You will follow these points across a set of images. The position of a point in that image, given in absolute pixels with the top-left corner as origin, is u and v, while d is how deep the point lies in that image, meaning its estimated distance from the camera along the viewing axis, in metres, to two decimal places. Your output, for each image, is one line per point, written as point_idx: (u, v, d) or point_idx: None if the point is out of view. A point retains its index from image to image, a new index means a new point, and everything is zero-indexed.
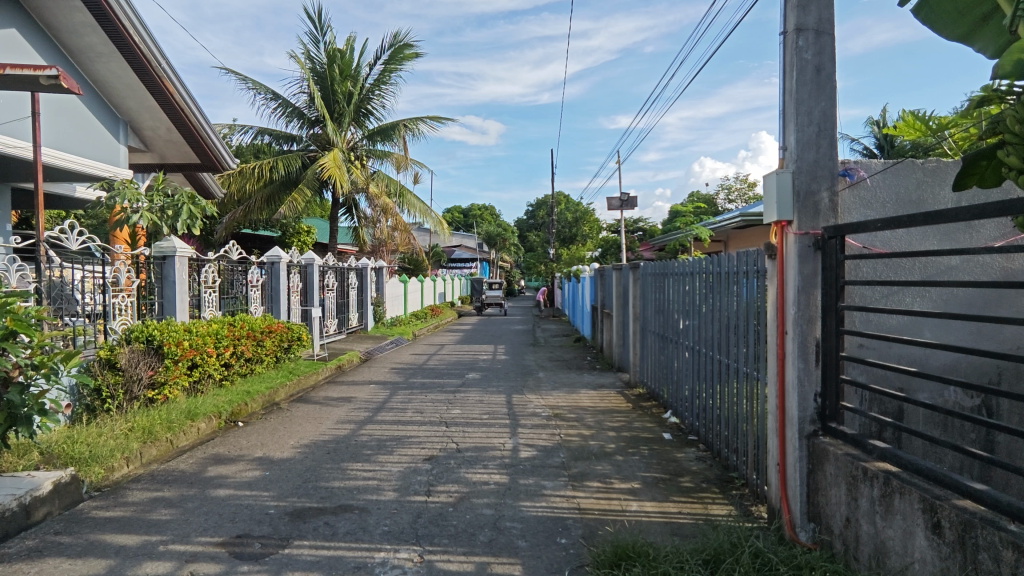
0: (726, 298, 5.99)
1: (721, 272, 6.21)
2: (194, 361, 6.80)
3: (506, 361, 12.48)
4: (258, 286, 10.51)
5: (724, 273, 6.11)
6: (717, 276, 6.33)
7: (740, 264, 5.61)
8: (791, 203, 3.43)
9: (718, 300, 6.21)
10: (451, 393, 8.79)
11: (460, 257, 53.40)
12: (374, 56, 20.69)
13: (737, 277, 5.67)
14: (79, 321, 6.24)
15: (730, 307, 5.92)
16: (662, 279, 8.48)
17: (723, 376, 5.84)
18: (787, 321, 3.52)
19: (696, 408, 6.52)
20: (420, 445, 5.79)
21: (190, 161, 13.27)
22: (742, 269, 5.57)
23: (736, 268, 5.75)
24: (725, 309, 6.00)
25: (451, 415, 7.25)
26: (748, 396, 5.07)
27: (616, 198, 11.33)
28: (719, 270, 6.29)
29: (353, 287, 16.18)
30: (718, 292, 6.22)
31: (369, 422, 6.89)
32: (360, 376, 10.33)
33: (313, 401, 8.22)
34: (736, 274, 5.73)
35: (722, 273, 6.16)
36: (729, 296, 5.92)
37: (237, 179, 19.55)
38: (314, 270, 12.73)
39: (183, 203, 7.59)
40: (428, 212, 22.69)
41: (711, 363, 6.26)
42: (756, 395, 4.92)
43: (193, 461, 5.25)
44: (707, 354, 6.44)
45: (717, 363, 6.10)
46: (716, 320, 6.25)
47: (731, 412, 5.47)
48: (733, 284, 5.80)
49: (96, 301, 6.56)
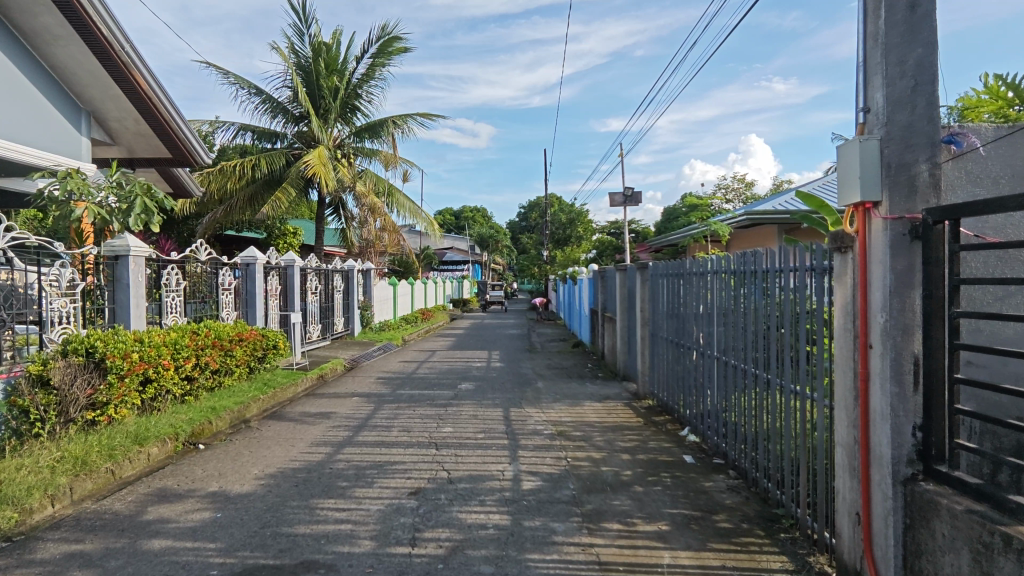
0: (751, 300, 5.27)
1: (744, 271, 5.50)
2: (147, 376, 5.95)
3: (501, 369, 11.69)
4: (232, 290, 9.64)
5: (748, 273, 5.40)
6: (737, 275, 5.62)
7: (769, 261, 4.89)
8: (878, 178, 2.66)
9: (745, 303, 5.42)
10: (442, 407, 7.97)
11: (452, 260, 52.60)
12: (362, 49, 19.90)
13: (765, 277, 4.96)
14: (29, 329, 5.56)
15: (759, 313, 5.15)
16: (674, 280, 7.73)
17: (751, 389, 5.12)
18: (872, 332, 2.73)
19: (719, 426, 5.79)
20: (406, 476, 4.96)
21: (160, 155, 12.41)
22: (773, 267, 4.84)
23: (763, 267, 5.03)
24: (752, 312, 5.27)
25: (443, 434, 6.44)
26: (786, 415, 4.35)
27: (619, 194, 10.56)
28: (741, 270, 5.57)
29: (338, 291, 15.32)
30: (745, 294, 5.44)
31: (349, 444, 6.06)
32: (343, 388, 9.50)
33: (287, 418, 7.38)
34: (763, 274, 5.01)
35: (746, 273, 5.45)
36: (755, 298, 5.21)
37: (216, 178, 18.69)
38: (296, 273, 11.89)
39: (138, 195, 6.75)
40: (419, 212, 21.86)
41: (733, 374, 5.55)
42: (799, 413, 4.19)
43: (132, 500, 4.40)
44: (731, 363, 5.71)
45: (743, 374, 5.37)
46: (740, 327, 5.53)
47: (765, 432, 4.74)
48: (764, 285, 5.02)
49: (49, 306, 5.82)
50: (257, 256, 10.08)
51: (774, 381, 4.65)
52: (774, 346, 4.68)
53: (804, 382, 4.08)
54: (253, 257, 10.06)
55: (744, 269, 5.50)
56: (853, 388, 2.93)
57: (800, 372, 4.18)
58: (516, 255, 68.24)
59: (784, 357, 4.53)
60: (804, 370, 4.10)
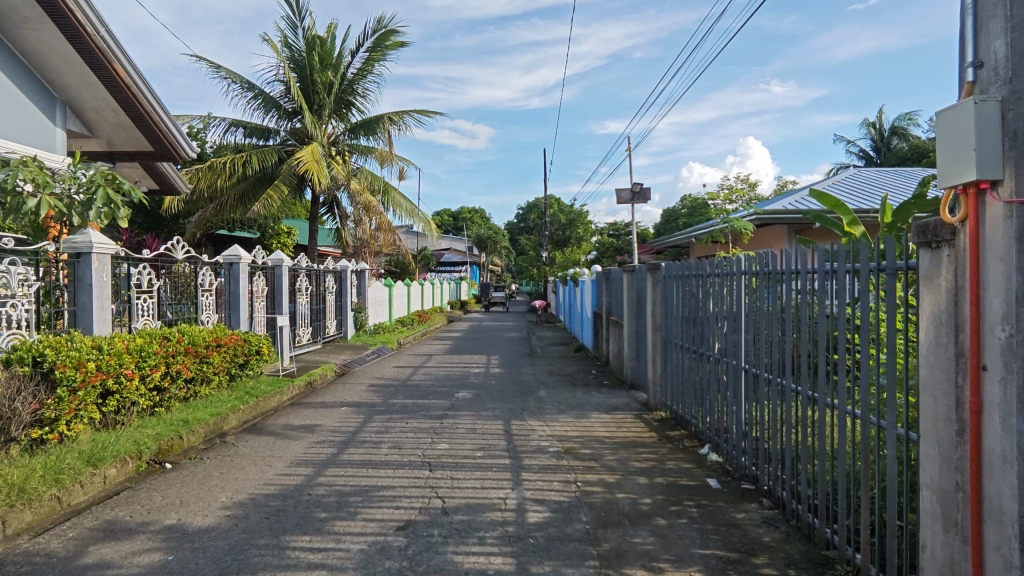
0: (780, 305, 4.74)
1: (768, 273, 4.97)
2: (106, 388, 5.32)
3: (501, 375, 11.08)
4: (213, 292, 9.00)
5: (773, 275, 4.86)
6: (760, 278, 5.09)
7: (802, 262, 4.36)
8: (1000, 150, 2.16)
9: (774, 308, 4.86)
10: (437, 419, 7.34)
11: (450, 262, 52.01)
12: (357, 43, 19.30)
13: (797, 279, 4.42)
14: None
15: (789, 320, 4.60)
16: (686, 282, 7.18)
17: (783, 405, 4.56)
18: (984, 350, 2.20)
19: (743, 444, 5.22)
20: (394, 506, 4.34)
21: (141, 149, 11.79)
22: (806, 269, 4.31)
23: (793, 268, 4.51)
24: (782, 318, 4.73)
25: (438, 452, 5.81)
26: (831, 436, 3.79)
27: (626, 190, 9.96)
28: (765, 271, 5.04)
29: (330, 292, 14.69)
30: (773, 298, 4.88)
31: (332, 464, 5.42)
32: (332, 396, 8.88)
33: (268, 431, 6.76)
34: (794, 276, 4.47)
35: (772, 275, 4.92)
36: (784, 303, 4.67)
37: (206, 175, 18.08)
38: (284, 273, 11.26)
39: (98, 184, 5.97)
40: (415, 212, 21.23)
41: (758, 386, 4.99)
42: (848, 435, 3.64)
43: (73, 536, 3.77)
44: (757, 374, 5.16)
45: (771, 387, 4.82)
46: (765, 334, 4.98)
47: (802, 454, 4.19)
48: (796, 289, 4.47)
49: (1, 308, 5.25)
50: (241, 255, 9.45)
51: (812, 396, 4.10)
52: (811, 356, 4.13)
53: (855, 401, 3.53)
54: (237, 256, 9.42)
55: (768, 271, 4.97)
56: (951, 417, 2.37)
57: (847, 388, 3.64)
58: (514, 257, 67.62)
59: (825, 370, 3.99)
60: (854, 386, 3.55)
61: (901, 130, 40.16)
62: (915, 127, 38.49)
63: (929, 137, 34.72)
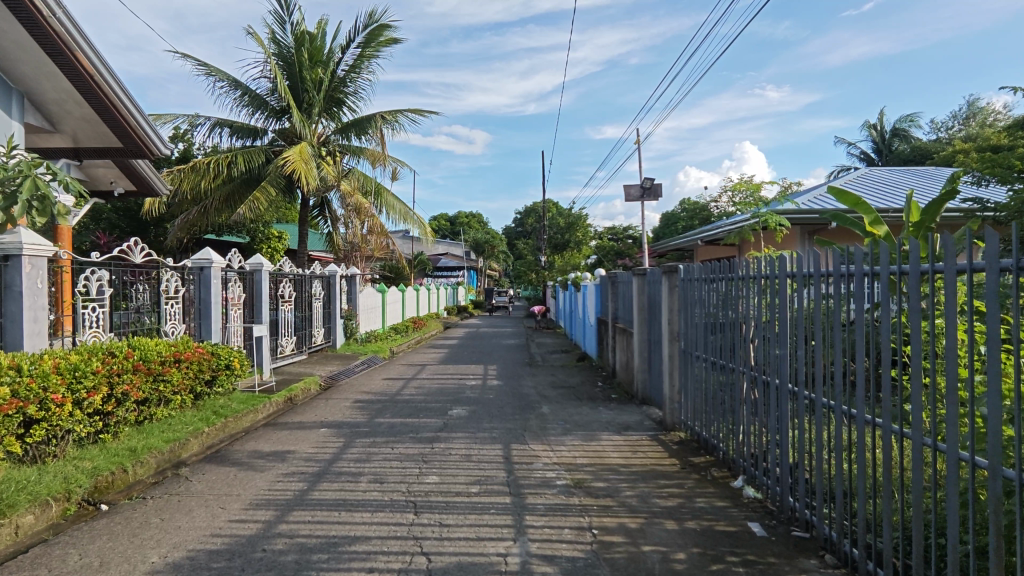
0: (838, 311, 3.99)
1: (808, 277, 4.34)
2: (26, 416, 4.49)
3: (499, 388, 10.22)
4: (180, 300, 8.11)
5: (816, 279, 4.23)
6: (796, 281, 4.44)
7: (861, 263, 3.74)
8: None
9: (827, 314, 4.12)
10: (427, 444, 6.44)
11: (446, 268, 51.19)
12: (348, 38, 18.51)
13: (851, 283, 3.81)
14: None
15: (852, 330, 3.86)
16: (702, 287, 6.49)
17: (846, 434, 3.85)
18: None
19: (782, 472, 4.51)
20: (367, 568, 3.47)
21: (110, 145, 10.96)
22: (866, 271, 3.71)
23: (846, 271, 3.89)
24: (839, 327, 3.99)
25: (425, 489, 4.92)
26: (922, 474, 3.15)
27: (635, 185, 9.13)
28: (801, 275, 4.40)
29: (317, 298, 13.83)
30: (826, 303, 4.13)
31: (299, 505, 4.53)
32: (312, 414, 8.01)
33: (232, 459, 5.88)
34: (864, 277, 3.72)
35: (813, 279, 4.29)
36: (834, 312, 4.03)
37: (188, 177, 17.23)
38: (265, 278, 10.38)
39: (25, 173, 5.02)
40: (409, 214, 20.39)
41: (801, 407, 4.32)
42: (955, 476, 2.98)
43: None
44: (800, 392, 4.42)
45: (824, 410, 4.09)
46: (808, 346, 4.34)
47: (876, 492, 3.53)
48: (864, 293, 3.72)
49: None
50: (213, 259, 8.57)
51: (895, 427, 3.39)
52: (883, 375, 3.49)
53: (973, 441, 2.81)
54: (208, 259, 8.54)
55: (808, 274, 4.33)
56: None
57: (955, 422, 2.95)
58: (512, 262, 66.66)
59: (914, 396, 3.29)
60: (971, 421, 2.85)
61: (903, 131, 39.44)
62: (917, 128, 37.78)
63: (933, 138, 34.07)
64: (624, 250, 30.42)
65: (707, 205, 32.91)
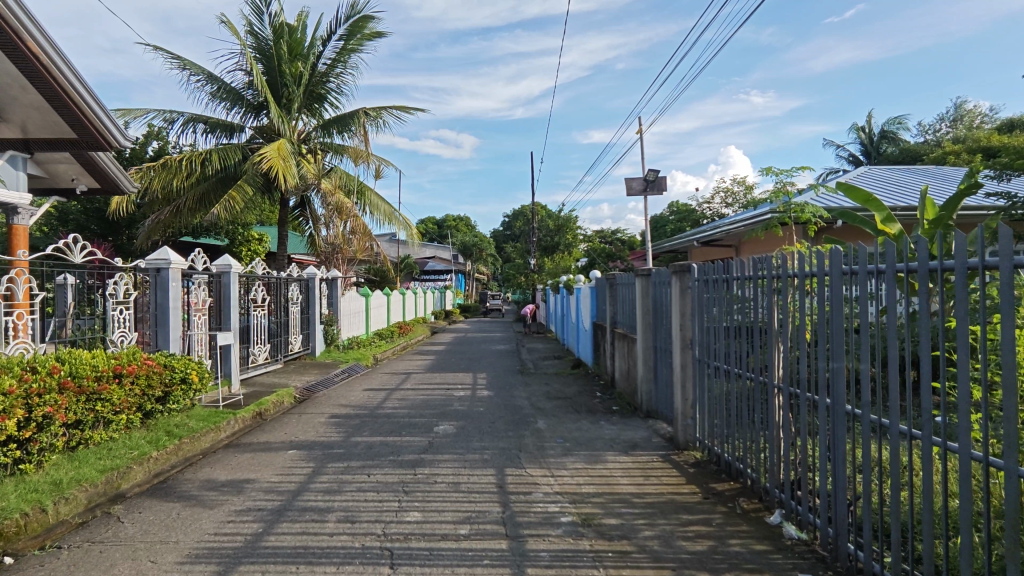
0: (883, 314, 3.45)
1: (853, 275, 3.69)
2: None
3: (490, 400, 9.42)
4: (132, 305, 7.21)
5: (864, 276, 3.59)
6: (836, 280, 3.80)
7: (910, 258, 3.25)
8: None
9: (870, 318, 3.56)
10: (409, 469, 5.62)
11: (434, 271, 50.30)
12: (330, 31, 17.69)
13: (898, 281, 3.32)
14: None
15: (905, 337, 3.31)
16: (715, 290, 5.81)
17: (904, 456, 3.27)
18: None
19: (825, 504, 3.85)
20: None
21: (64, 135, 10.06)
22: (922, 266, 3.20)
23: (884, 268, 3.41)
24: (888, 334, 3.44)
25: (404, 531, 4.10)
26: (1016, 505, 2.60)
27: (638, 179, 8.40)
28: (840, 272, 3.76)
29: (295, 303, 12.94)
30: (866, 305, 3.59)
31: (249, 556, 3.69)
32: (281, 433, 7.16)
33: (180, 491, 5.02)
34: (919, 274, 3.20)
35: (860, 276, 3.65)
36: (891, 315, 3.38)
37: (159, 174, 16.29)
38: (234, 280, 9.50)
39: None
40: (394, 215, 19.52)
41: (845, 426, 3.69)
42: None
43: None
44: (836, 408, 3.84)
45: (871, 428, 3.52)
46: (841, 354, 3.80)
47: (956, 530, 2.93)
48: (919, 291, 3.20)
49: None
50: (172, 259, 7.65)
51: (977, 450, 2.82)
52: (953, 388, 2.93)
53: None
54: (165, 259, 7.64)
55: (852, 271, 3.69)
56: None
57: None
58: (500, 265, 65.74)
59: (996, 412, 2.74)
60: None
61: (891, 134, 39.15)
62: (904, 131, 37.50)
63: (922, 140, 33.84)
64: (615, 253, 29.73)
65: (698, 207, 32.29)
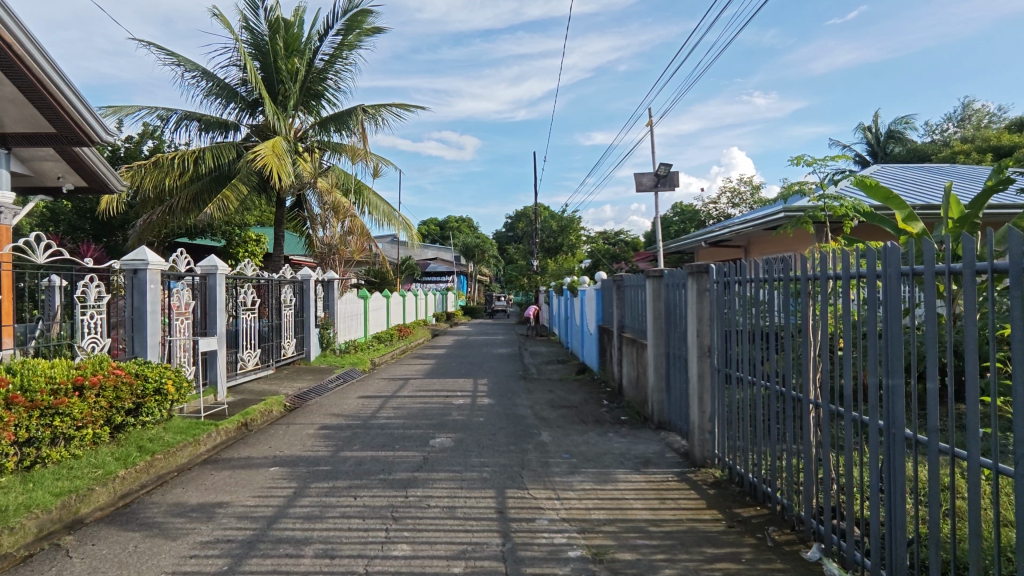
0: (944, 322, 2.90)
1: (914, 275, 3.06)
2: None
3: (491, 409, 8.90)
4: (104, 310, 6.72)
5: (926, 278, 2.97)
6: (891, 281, 3.17)
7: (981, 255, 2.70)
8: None
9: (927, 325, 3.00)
10: (400, 491, 5.10)
11: (436, 273, 49.76)
12: (327, 26, 17.21)
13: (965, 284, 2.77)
14: None
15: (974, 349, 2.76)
16: (738, 294, 5.24)
17: (974, 491, 2.73)
18: None
19: (876, 544, 3.26)
20: None
21: (41, 130, 9.60)
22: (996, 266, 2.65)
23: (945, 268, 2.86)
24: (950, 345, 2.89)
25: (389, 569, 3.59)
26: None
27: (648, 174, 7.89)
28: (891, 271, 3.15)
29: (288, 306, 12.44)
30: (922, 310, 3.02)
31: None
32: (266, 446, 6.66)
33: (144, 518, 4.51)
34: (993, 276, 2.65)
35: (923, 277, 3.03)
36: (969, 324, 2.75)
37: (150, 173, 15.85)
38: (220, 282, 8.98)
39: None
40: (393, 215, 19.03)
41: (899, 453, 3.07)
42: None
43: None
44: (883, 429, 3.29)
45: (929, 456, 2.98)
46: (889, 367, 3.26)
47: None
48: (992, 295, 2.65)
49: None
50: (149, 260, 7.16)
51: None
52: None
53: None
54: (142, 260, 7.14)
55: (910, 270, 3.08)
56: None
57: None
58: (502, 267, 65.21)
59: None
60: None
61: (899, 134, 38.52)
62: (911, 130, 36.90)
63: (931, 139, 33.25)
64: (619, 255, 29.32)
65: (703, 208, 31.76)
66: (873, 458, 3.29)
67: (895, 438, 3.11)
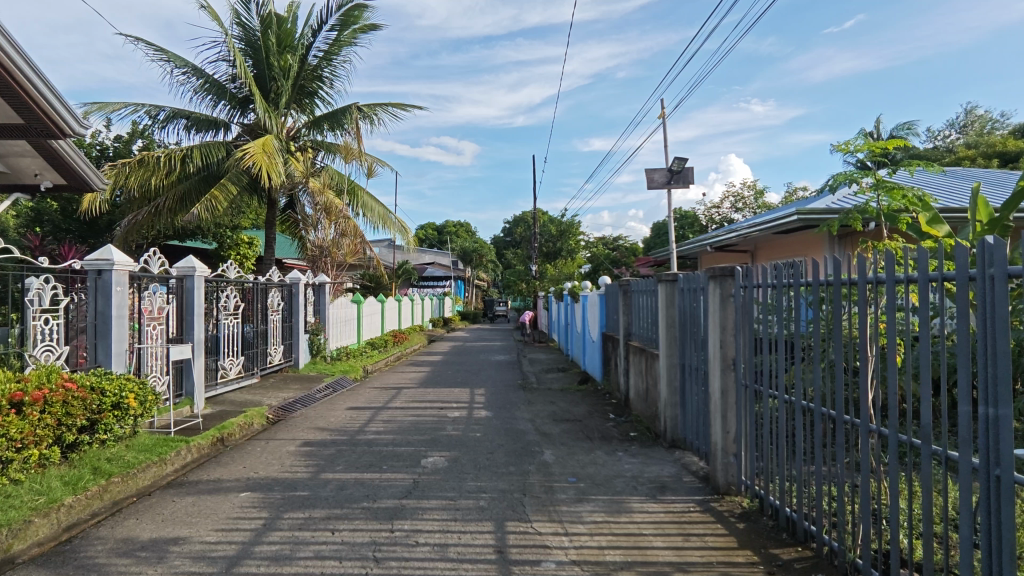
0: None
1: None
2: None
3: (489, 422, 8.27)
4: (62, 316, 6.09)
5: None
6: (995, 285, 2.56)
7: None
8: None
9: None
10: (385, 523, 4.47)
11: (433, 276, 49.06)
12: (321, 21, 16.61)
13: None
14: None
15: None
16: (771, 300, 4.66)
17: None
18: None
19: None
20: None
21: (14, 121, 9.07)
22: None
23: None
24: None
25: None
26: None
27: (660, 170, 7.31)
28: (993, 272, 2.56)
29: (275, 310, 11.80)
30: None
31: None
32: (241, 466, 6.03)
33: (85, 558, 3.88)
34: None
35: None
36: None
37: (135, 171, 15.23)
38: (198, 284, 8.34)
39: None
40: (388, 216, 18.41)
41: (1007, 500, 2.47)
42: None
43: None
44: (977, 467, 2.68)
45: None
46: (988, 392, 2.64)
47: None
48: None
49: None
50: (115, 259, 6.54)
51: None
52: None
53: None
54: (107, 259, 6.50)
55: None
56: None
57: None
58: (500, 271, 64.51)
59: None
60: None
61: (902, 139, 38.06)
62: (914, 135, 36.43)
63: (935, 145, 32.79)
64: (619, 260, 28.75)
65: (706, 213, 31.18)
66: (965, 503, 2.68)
67: (998, 479, 2.51)
